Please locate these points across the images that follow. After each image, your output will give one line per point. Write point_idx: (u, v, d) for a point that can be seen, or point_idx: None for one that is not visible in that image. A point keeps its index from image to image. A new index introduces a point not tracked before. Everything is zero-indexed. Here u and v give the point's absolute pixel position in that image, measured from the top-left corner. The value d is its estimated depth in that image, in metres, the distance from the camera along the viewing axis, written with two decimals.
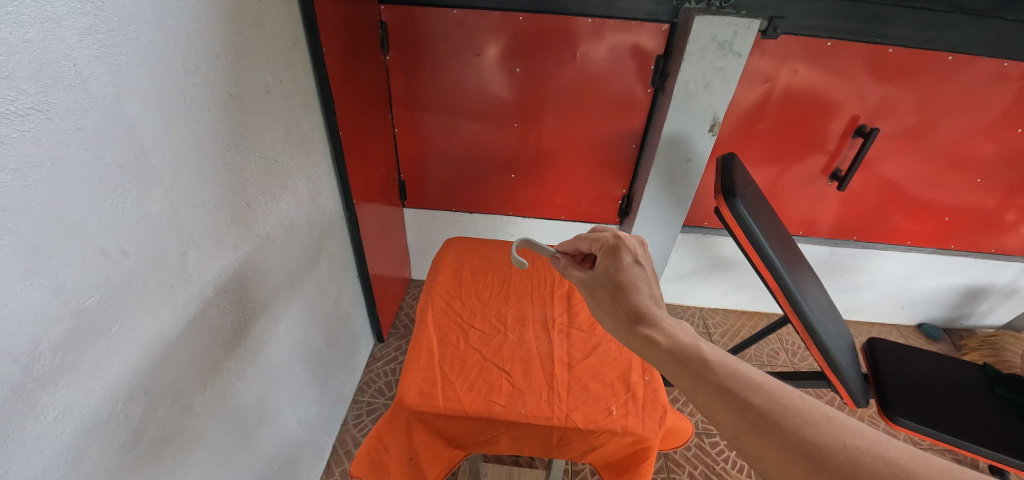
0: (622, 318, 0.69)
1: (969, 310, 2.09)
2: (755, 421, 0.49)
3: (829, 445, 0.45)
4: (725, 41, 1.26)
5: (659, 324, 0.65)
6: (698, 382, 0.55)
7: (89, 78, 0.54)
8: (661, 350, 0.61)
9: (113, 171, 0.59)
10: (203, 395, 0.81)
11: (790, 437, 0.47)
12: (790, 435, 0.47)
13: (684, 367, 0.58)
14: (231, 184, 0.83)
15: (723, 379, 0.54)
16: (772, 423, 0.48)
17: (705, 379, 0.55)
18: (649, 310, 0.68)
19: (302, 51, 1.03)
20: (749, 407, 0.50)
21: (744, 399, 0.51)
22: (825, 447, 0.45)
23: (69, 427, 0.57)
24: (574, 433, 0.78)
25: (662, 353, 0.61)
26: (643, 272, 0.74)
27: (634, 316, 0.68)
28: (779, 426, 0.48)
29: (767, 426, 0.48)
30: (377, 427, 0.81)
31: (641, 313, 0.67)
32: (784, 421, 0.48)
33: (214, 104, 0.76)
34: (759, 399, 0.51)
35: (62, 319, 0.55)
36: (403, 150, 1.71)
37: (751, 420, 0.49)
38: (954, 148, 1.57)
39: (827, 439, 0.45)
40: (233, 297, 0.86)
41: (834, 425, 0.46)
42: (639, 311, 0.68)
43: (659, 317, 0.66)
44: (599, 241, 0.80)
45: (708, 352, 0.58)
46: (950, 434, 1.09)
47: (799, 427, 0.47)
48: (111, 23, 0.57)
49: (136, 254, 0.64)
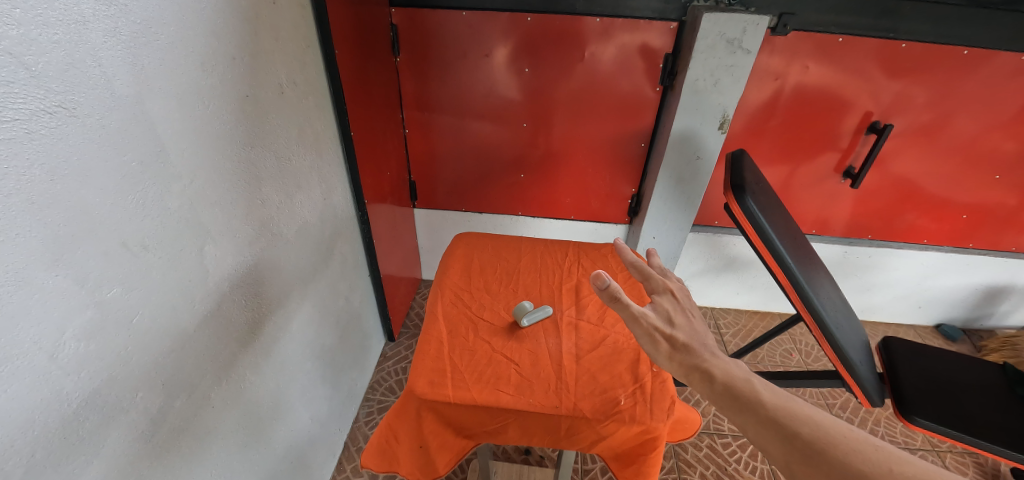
0: (669, 349, 0.67)
1: (989, 310, 2.04)
2: (803, 449, 0.49)
3: (875, 470, 0.45)
4: (734, 39, 1.26)
5: (709, 360, 0.64)
6: (749, 415, 0.55)
7: (113, 77, 0.57)
8: (714, 382, 0.61)
9: (134, 168, 0.61)
10: (219, 388, 0.82)
11: (837, 463, 0.47)
12: (837, 462, 0.47)
13: (737, 401, 0.57)
14: (246, 182, 0.85)
15: (773, 412, 0.54)
16: (819, 451, 0.49)
17: (755, 411, 0.55)
18: (697, 347, 0.66)
19: (315, 53, 1.05)
20: (798, 436, 0.51)
21: (791, 429, 0.52)
22: (869, 471, 0.45)
23: (91, 416, 0.59)
24: (582, 422, 0.78)
25: (714, 387, 0.60)
26: (687, 313, 0.73)
27: (683, 346, 0.66)
28: (826, 452, 0.48)
29: (816, 453, 0.49)
30: (388, 416, 0.83)
31: (690, 350, 0.66)
32: (832, 449, 0.48)
33: (232, 105, 0.79)
34: (808, 429, 0.51)
35: (84, 309, 0.57)
36: (413, 150, 1.73)
37: (800, 449, 0.50)
38: (971, 144, 1.54)
39: (873, 464, 0.46)
40: (249, 293, 0.89)
41: (880, 451, 0.47)
42: (687, 348, 0.66)
43: (708, 353, 0.65)
44: (646, 280, 0.77)
45: (761, 388, 0.58)
46: (969, 435, 1.07)
47: (844, 453, 0.48)
48: (134, 25, 0.59)
49: (157, 249, 0.66)
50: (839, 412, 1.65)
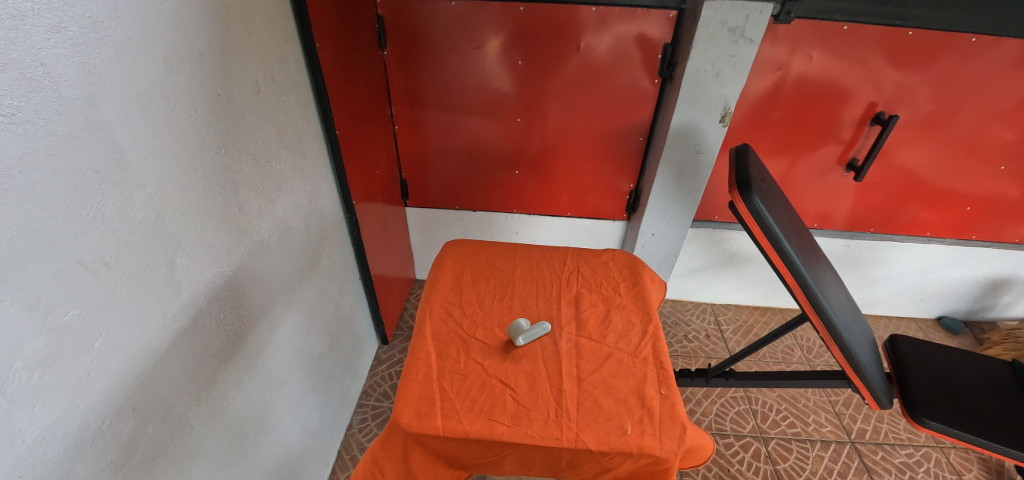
0: None
1: (991, 302, 2.02)
2: None
3: None
4: (736, 27, 1.21)
5: None
6: None
7: (60, 78, 0.51)
8: None
9: (89, 178, 0.55)
10: (198, 408, 0.77)
11: None
12: None
13: None
14: (221, 187, 0.79)
15: None
16: None
17: None
18: None
19: (294, 47, 0.99)
20: None
21: None
22: None
23: (51, 449, 0.54)
24: (585, 455, 0.74)
25: None
26: None
27: None
28: None
29: None
30: (372, 448, 0.77)
31: None
32: None
33: (202, 105, 0.73)
34: None
35: (38, 336, 0.52)
36: (403, 148, 1.67)
37: None
38: (976, 135, 1.50)
39: None
40: (228, 305, 0.83)
41: None
42: None
43: None
44: None
45: None
46: (980, 437, 1.04)
47: None
48: (83, 20, 0.53)
49: (120, 265, 0.61)
50: (842, 409, 1.64)
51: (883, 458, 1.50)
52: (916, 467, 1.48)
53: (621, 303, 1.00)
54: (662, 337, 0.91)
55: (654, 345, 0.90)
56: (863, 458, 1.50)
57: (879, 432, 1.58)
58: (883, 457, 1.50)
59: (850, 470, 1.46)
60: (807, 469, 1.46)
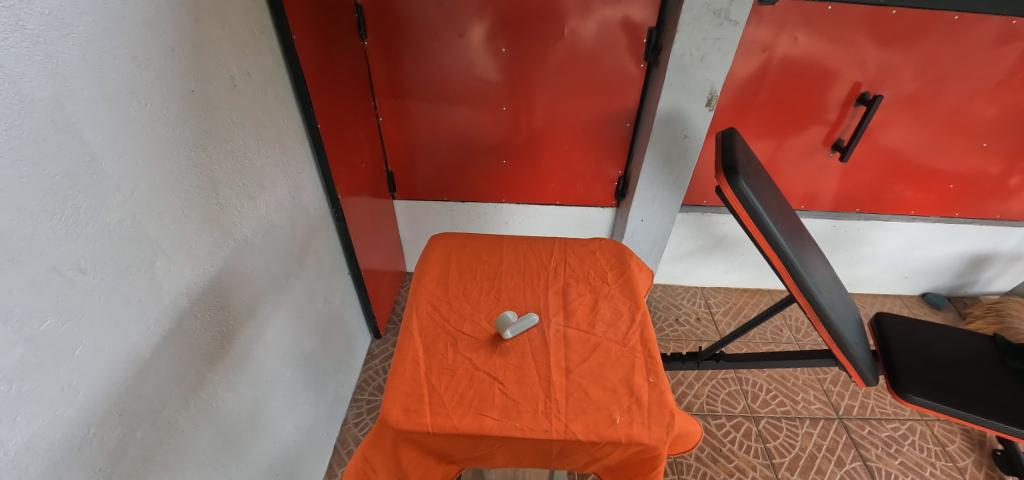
0: None
1: (974, 277, 2.06)
2: None
3: None
4: (721, 9, 1.20)
5: None
6: None
7: (20, 79, 0.49)
8: None
9: (59, 182, 0.54)
10: (187, 411, 0.77)
11: None
12: None
13: None
14: (199, 186, 0.77)
15: None
16: None
17: None
18: None
19: (270, 40, 0.96)
20: None
21: None
22: None
23: (37, 459, 0.53)
24: (574, 445, 0.74)
25: None
26: None
27: None
28: None
29: None
30: (362, 446, 0.78)
31: None
32: None
33: (174, 102, 0.71)
34: None
35: (14, 347, 0.51)
36: (389, 139, 1.65)
37: None
38: (958, 113, 1.52)
39: None
40: (213, 306, 0.82)
41: None
42: None
43: None
44: None
45: None
46: (961, 409, 1.07)
47: None
48: (41, 17, 0.51)
49: (97, 270, 0.59)
50: (829, 387, 1.67)
51: (870, 433, 1.54)
52: (901, 440, 1.52)
53: (609, 293, 1.00)
54: (650, 325, 0.92)
55: (643, 333, 0.90)
56: (850, 433, 1.54)
57: (866, 407, 1.61)
58: (870, 432, 1.54)
59: (838, 446, 1.50)
60: (797, 446, 1.49)
